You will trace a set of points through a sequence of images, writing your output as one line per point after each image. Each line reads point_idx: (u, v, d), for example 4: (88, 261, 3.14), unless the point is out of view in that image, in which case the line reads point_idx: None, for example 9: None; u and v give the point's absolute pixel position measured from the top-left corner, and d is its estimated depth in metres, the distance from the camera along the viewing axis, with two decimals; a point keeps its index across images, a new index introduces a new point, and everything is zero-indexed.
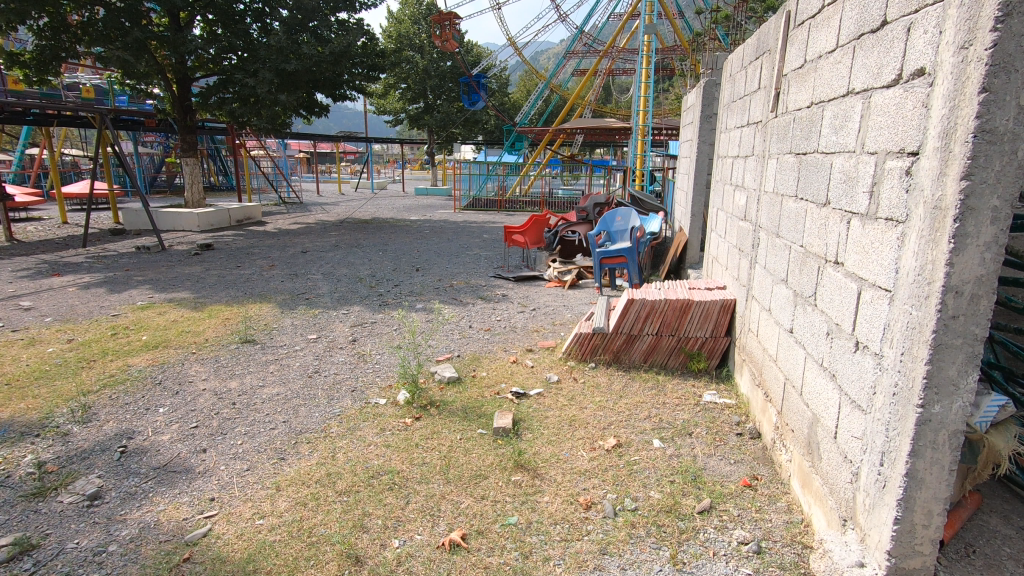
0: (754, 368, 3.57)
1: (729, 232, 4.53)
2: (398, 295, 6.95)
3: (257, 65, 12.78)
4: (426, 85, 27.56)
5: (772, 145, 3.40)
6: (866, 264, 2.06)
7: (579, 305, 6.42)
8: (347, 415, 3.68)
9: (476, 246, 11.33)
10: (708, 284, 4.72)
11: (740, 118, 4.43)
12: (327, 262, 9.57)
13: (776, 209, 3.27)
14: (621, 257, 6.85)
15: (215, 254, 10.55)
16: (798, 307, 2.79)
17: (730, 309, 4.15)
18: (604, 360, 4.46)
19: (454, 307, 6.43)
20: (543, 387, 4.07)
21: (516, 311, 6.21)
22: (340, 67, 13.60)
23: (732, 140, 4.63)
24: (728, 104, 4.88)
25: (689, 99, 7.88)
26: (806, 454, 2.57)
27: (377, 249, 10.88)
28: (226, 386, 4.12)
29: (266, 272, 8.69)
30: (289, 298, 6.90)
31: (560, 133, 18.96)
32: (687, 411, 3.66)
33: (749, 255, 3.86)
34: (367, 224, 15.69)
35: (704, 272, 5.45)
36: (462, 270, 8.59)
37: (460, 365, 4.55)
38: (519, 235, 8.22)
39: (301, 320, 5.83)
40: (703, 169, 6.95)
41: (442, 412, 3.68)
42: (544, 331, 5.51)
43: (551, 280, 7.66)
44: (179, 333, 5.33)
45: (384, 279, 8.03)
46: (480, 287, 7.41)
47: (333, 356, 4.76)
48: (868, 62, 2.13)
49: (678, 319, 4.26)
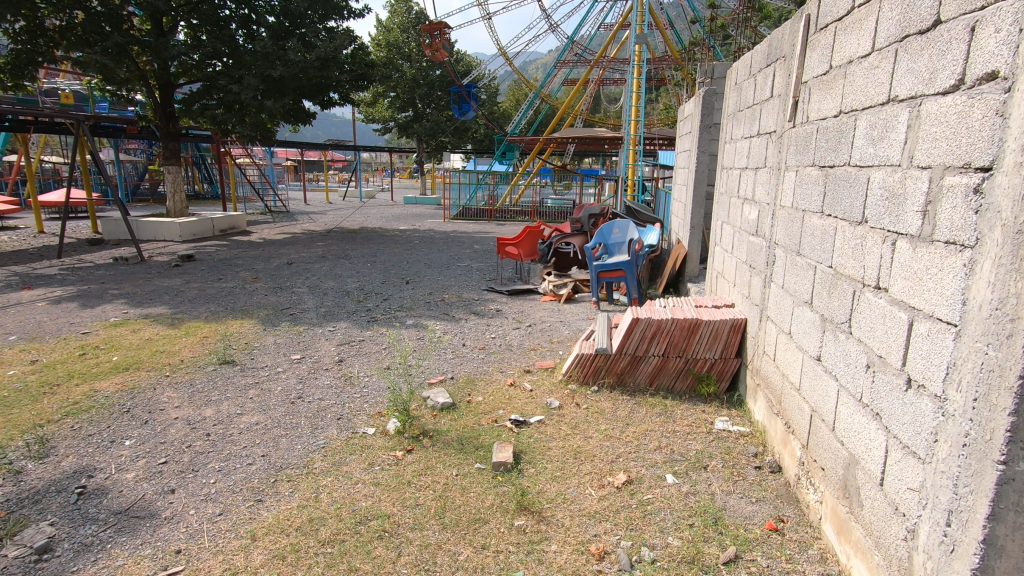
0: (771, 394, 3.34)
1: (737, 247, 4.31)
2: (388, 310, 6.66)
3: (242, 71, 12.59)
4: (414, 93, 27.36)
5: (790, 156, 3.19)
6: (919, 292, 1.83)
7: (576, 321, 6.17)
8: (331, 447, 3.38)
9: (467, 257, 11.08)
10: (715, 301, 4.50)
11: (747, 127, 4.24)
12: (314, 274, 9.26)
13: (796, 225, 3.04)
14: (620, 271, 6.60)
15: (197, 265, 10.20)
16: (827, 333, 2.56)
17: (740, 329, 3.92)
18: (607, 383, 4.20)
19: (446, 323, 6.17)
20: (543, 414, 3.81)
21: (511, 328, 5.95)
22: (327, 73, 13.37)
23: (739, 151, 4.42)
24: (733, 114, 4.69)
25: (685, 108, 7.72)
26: (841, 498, 2.33)
27: (366, 260, 10.60)
28: (201, 413, 3.80)
29: (249, 285, 8.37)
30: (273, 313, 6.59)
31: (550, 142, 18.78)
32: (699, 440, 3.42)
33: (761, 273, 3.65)
34: (356, 234, 15.41)
35: (708, 289, 5.23)
36: (453, 283, 8.33)
37: (454, 389, 4.27)
38: (512, 247, 7.98)
39: (284, 338, 5.51)
40: (703, 180, 6.78)
41: (435, 445, 3.39)
42: (541, 349, 5.25)
43: (546, 294, 7.41)
44: (152, 354, 4.99)
45: (372, 292, 7.75)
46: (472, 301, 7.14)
47: (317, 378, 4.47)
48: (916, 67, 1.92)
49: (686, 339, 4.02)
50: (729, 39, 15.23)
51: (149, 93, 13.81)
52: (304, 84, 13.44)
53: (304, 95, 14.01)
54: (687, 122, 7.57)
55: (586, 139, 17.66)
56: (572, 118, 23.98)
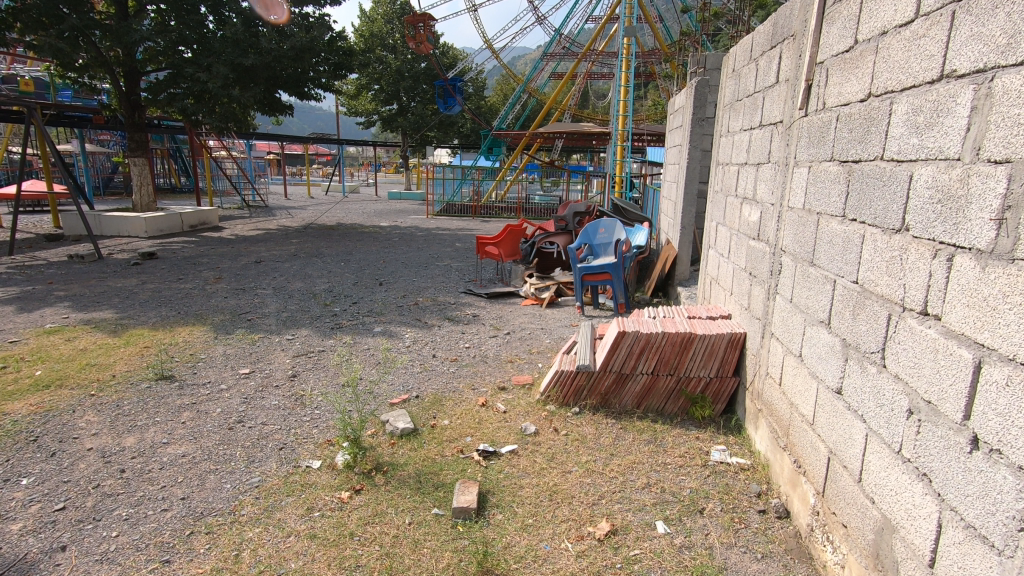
0: (776, 423, 2.92)
1: (735, 252, 3.88)
2: (355, 315, 6.15)
3: (211, 58, 11.89)
4: (399, 86, 26.67)
5: (801, 150, 2.75)
6: (992, 326, 1.40)
7: (559, 329, 5.71)
8: (266, 487, 2.88)
9: (447, 256, 10.57)
10: (710, 310, 4.07)
11: (747, 119, 3.80)
12: (282, 274, 8.69)
13: (807, 230, 2.61)
14: (605, 273, 6.20)
15: (157, 264, 9.60)
16: (850, 361, 2.13)
17: (738, 344, 3.51)
18: (590, 403, 3.75)
19: (417, 330, 5.68)
20: (517, 442, 3.34)
21: (488, 336, 5.48)
22: (302, 63, 12.75)
23: (737, 144, 3.98)
24: (730, 105, 4.24)
25: (676, 101, 7.27)
26: (871, 568, 1.90)
27: (339, 259, 10.05)
28: (120, 443, 3.28)
29: (209, 285, 7.79)
30: (229, 319, 6.05)
31: (537, 137, 18.33)
32: (694, 476, 2.97)
33: (764, 283, 3.22)
34: (333, 231, 14.83)
35: (701, 296, 4.79)
36: (430, 284, 7.84)
37: (417, 411, 3.79)
38: (492, 246, 7.52)
39: (235, 348, 4.99)
40: (694, 177, 6.35)
41: (389, 483, 2.91)
42: (519, 362, 4.78)
43: (527, 297, 6.95)
44: (81, 367, 4.44)
45: (342, 295, 7.24)
46: (448, 305, 6.66)
47: (264, 398, 3.96)
48: (991, 30, 1.46)
49: (678, 355, 3.59)
50: (719, 32, 14.83)
51: (112, 81, 13.08)
52: (278, 74, 12.79)
53: (278, 86, 13.36)
54: (677, 115, 7.13)
55: (573, 134, 17.16)
56: (560, 112, 23.46)
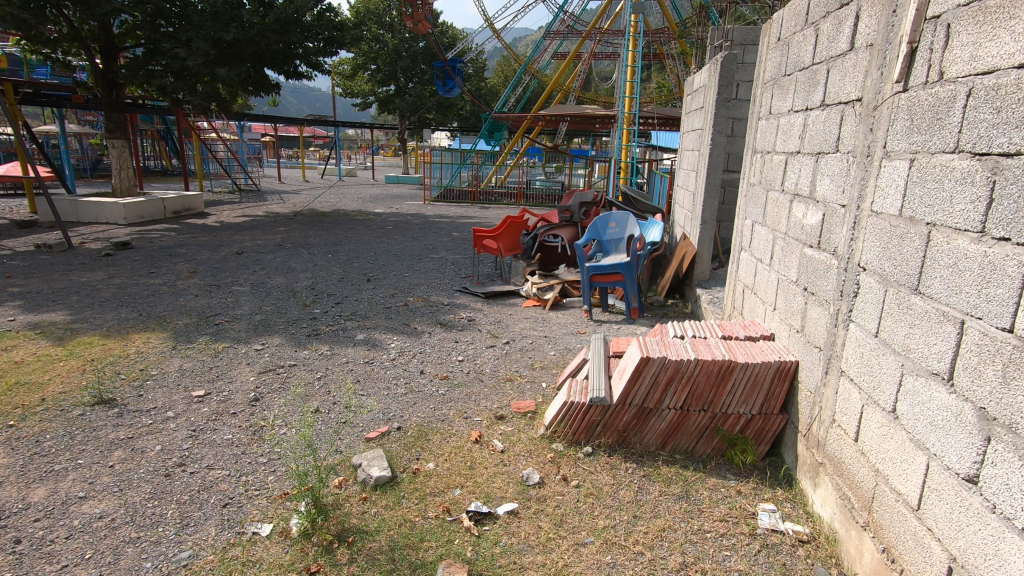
0: (846, 488, 2.30)
1: (781, 259, 3.22)
2: (336, 319, 5.52)
3: (190, 33, 11.06)
4: (396, 66, 25.76)
5: (895, 137, 2.09)
6: None
7: (564, 338, 5.06)
8: (196, 567, 2.26)
9: (443, 247, 9.93)
10: (746, 328, 3.43)
11: (800, 97, 3.11)
12: (263, 267, 8.05)
13: (907, 245, 1.96)
14: (616, 274, 5.54)
15: (130, 255, 8.95)
16: (998, 441, 1.49)
17: (787, 375, 2.91)
18: (604, 443, 3.12)
19: (405, 337, 5.07)
20: (518, 498, 2.72)
21: (485, 346, 4.85)
22: (288, 38, 11.92)
23: (785, 128, 3.29)
24: (774, 81, 3.55)
25: (696, 80, 6.53)
26: None
27: (327, 250, 9.40)
28: (24, 499, 2.64)
29: (181, 281, 7.14)
30: (194, 322, 5.40)
31: (539, 120, 17.54)
32: (741, 553, 2.36)
33: (829, 304, 2.57)
34: (324, 217, 14.17)
35: (733, 306, 4.13)
36: (423, 281, 7.19)
37: (397, 450, 3.16)
38: (491, 239, 6.86)
39: (193, 362, 4.35)
40: (717, 166, 5.64)
41: (355, 562, 2.28)
42: (519, 381, 4.16)
43: (528, 297, 6.31)
44: (7, 387, 3.80)
45: (324, 293, 6.61)
46: (440, 307, 6.01)
47: (215, 431, 3.33)
48: None
49: (714, 388, 2.97)
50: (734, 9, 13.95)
51: (88, 58, 12.26)
52: (263, 50, 12.00)
53: (264, 63, 12.55)
54: (697, 96, 6.41)
55: (577, 117, 16.39)
56: (562, 93, 22.56)
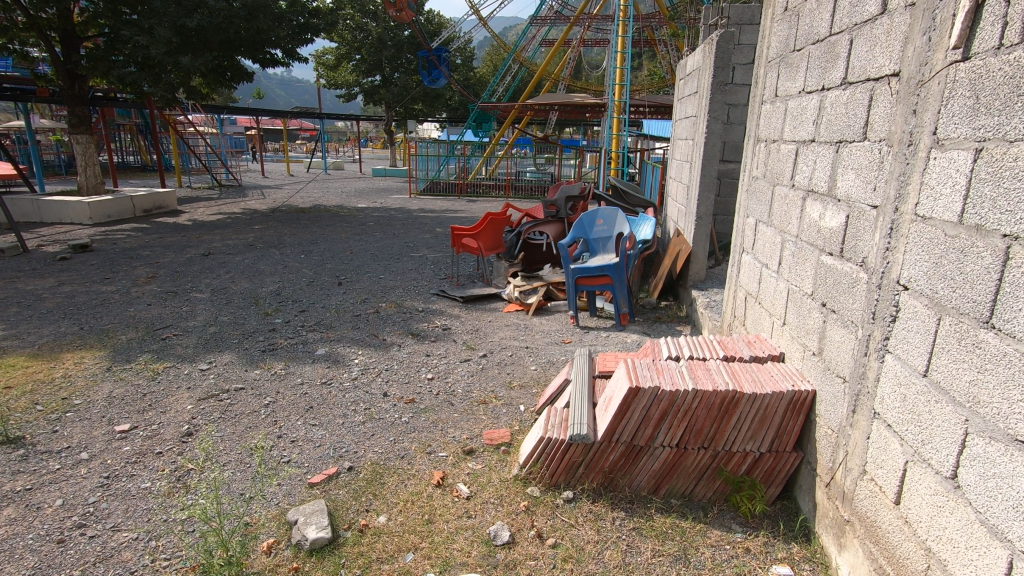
0: (882, 560, 1.85)
1: (793, 266, 2.76)
2: (297, 331, 5.01)
3: (152, 20, 10.39)
4: (381, 56, 25.01)
5: (951, 120, 1.61)
6: None
7: (547, 349, 4.59)
8: None
9: (424, 245, 9.41)
10: (751, 346, 2.97)
11: (814, 73, 2.62)
12: (229, 271, 7.52)
13: (975, 263, 1.49)
14: (605, 277, 5.06)
15: (88, 258, 8.38)
16: None
17: (802, 407, 2.45)
18: (587, 486, 2.67)
19: (371, 351, 4.57)
20: (483, 566, 2.25)
21: (459, 361, 4.37)
22: (257, 25, 11.25)
23: (795, 112, 2.82)
24: (781, 59, 3.07)
25: (689, 63, 6.02)
26: None
27: (300, 250, 8.86)
28: None
29: (137, 288, 6.61)
30: (138, 337, 4.87)
31: (527, 109, 16.94)
32: None
33: (856, 326, 2.11)
34: (304, 214, 13.59)
35: (736, 315, 3.65)
36: (398, 284, 6.68)
37: (345, 498, 2.69)
38: (470, 238, 6.37)
39: (126, 388, 3.83)
40: (713, 156, 5.16)
41: None
42: (495, 403, 3.68)
43: (510, 302, 5.83)
44: None
45: (290, 299, 6.11)
46: (413, 314, 5.52)
47: (132, 478, 2.82)
48: None
49: (717, 423, 2.51)
50: None
51: (46, 48, 11.56)
52: (231, 38, 11.35)
53: (234, 52, 11.89)
54: (690, 80, 5.95)
55: (567, 106, 15.84)
56: (551, 82, 21.93)
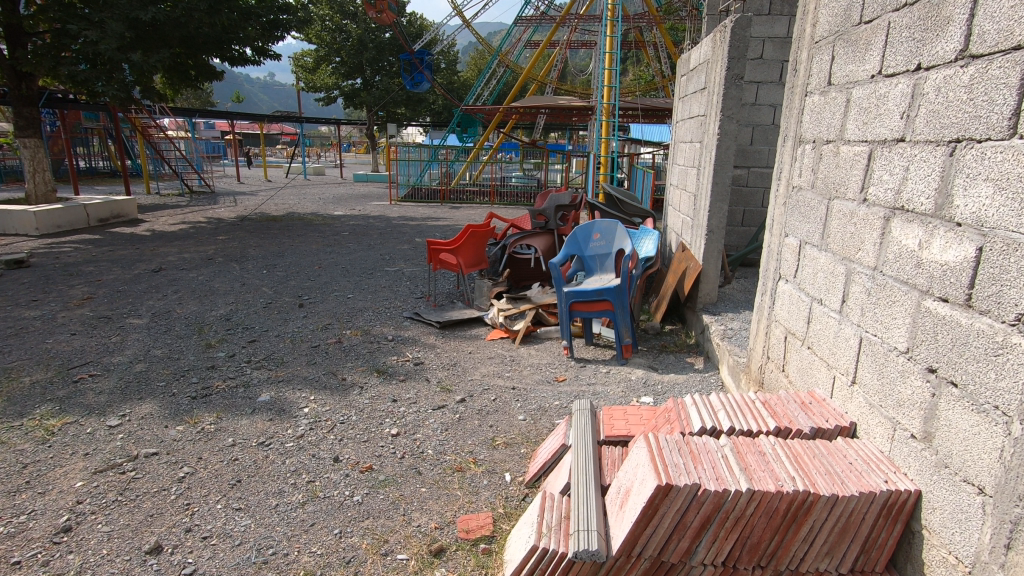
0: None
1: (871, 308, 2.05)
2: (241, 368, 4.22)
3: (103, 13, 9.52)
4: (361, 58, 24.12)
5: None
6: None
7: (538, 390, 3.85)
8: None
9: (401, 257, 8.61)
10: (809, 410, 2.26)
11: (903, 46, 1.91)
12: (178, 290, 6.68)
13: None
14: (603, 302, 4.32)
15: (22, 275, 7.48)
16: None
17: (902, 513, 1.74)
18: None
19: (324, 396, 3.79)
20: None
21: (432, 409, 3.60)
22: (220, 20, 10.38)
23: (871, 99, 2.11)
24: (841, 33, 2.36)
25: (695, 56, 5.33)
26: None
27: (263, 265, 8.02)
28: None
29: (66, 312, 5.76)
30: (46, 379, 4.05)
31: (513, 113, 16.25)
32: None
33: (1011, 417, 1.39)
34: (275, 222, 12.71)
35: (772, 356, 2.93)
36: (368, 306, 5.90)
37: None
38: (448, 254, 5.61)
39: (3, 455, 3.01)
40: (727, 160, 4.46)
41: None
42: (473, 472, 2.92)
43: (494, 327, 5.09)
44: None
45: (240, 325, 5.31)
46: (382, 344, 4.74)
47: None
48: None
49: (782, 533, 1.79)
50: None
51: None
52: (193, 35, 10.47)
53: (196, 50, 11.02)
54: (694, 76, 5.29)
55: (554, 110, 15.16)
56: (537, 84, 21.23)
